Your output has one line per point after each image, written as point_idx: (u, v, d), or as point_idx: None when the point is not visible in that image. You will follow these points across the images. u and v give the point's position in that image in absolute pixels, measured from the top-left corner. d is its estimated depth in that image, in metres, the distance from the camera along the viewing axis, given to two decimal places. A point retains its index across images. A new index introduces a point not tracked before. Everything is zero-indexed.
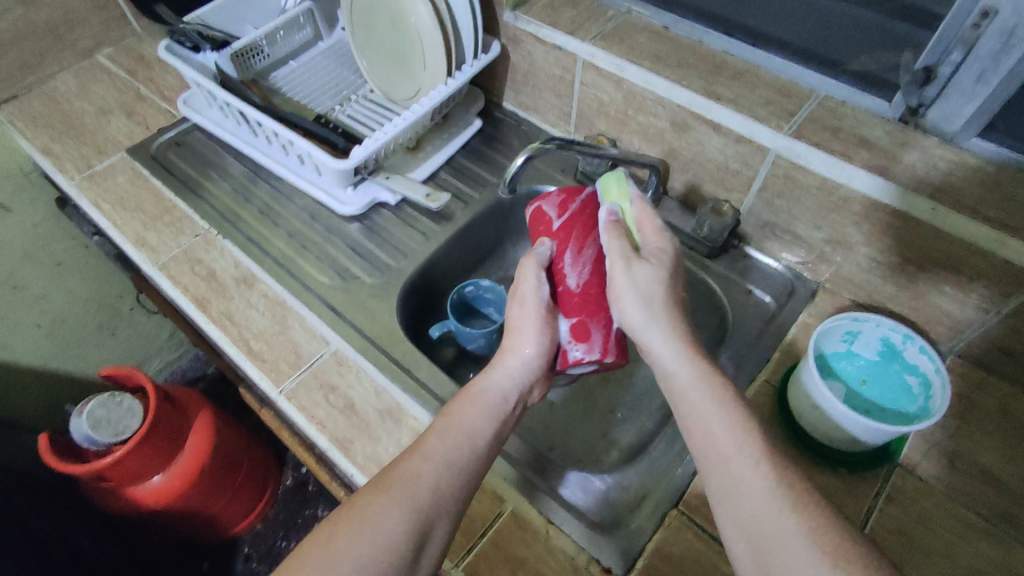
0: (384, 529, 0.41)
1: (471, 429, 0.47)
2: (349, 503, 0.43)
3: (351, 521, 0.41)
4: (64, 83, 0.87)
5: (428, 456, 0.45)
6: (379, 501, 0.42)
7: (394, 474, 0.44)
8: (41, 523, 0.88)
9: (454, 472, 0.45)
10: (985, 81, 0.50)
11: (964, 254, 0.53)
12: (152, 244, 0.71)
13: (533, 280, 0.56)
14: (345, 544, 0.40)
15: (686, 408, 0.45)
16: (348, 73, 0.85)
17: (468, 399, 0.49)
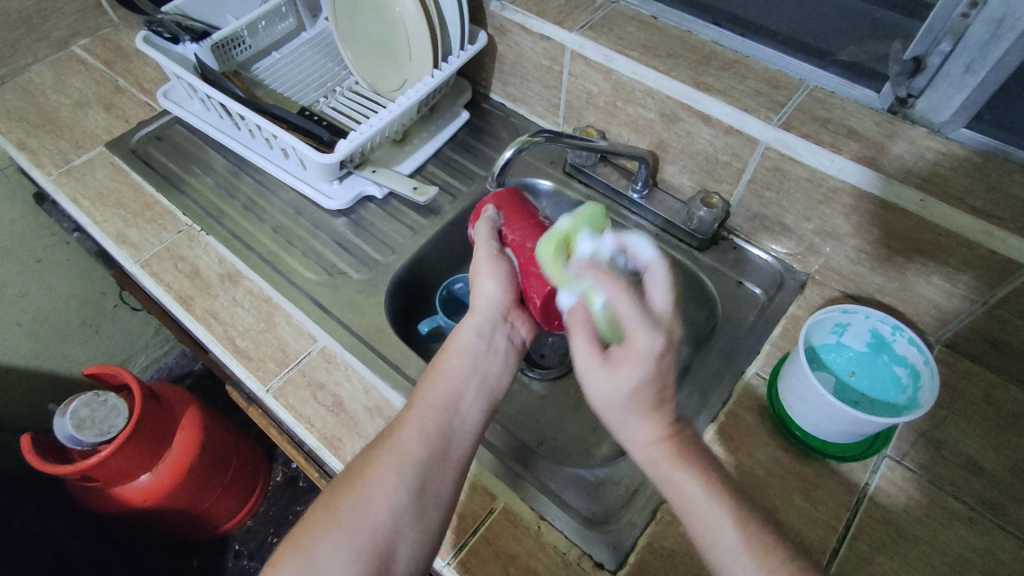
0: (382, 485, 0.42)
1: (457, 374, 0.48)
2: (348, 469, 0.44)
3: (347, 483, 0.42)
4: (40, 75, 0.85)
5: (419, 407, 0.46)
6: (374, 459, 0.43)
7: (389, 431, 0.45)
8: (27, 524, 0.87)
9: (446, 426, 0.45)
10: (973, 72, 0.50)
11: (953, 245, 0.53)
12: (134, 241, 0.70)
13: (485, 230, 0.55)
14: (342, 509, 0.41)
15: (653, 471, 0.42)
16: (332, 64, 0.84)
17: (456, 347, 0.50)
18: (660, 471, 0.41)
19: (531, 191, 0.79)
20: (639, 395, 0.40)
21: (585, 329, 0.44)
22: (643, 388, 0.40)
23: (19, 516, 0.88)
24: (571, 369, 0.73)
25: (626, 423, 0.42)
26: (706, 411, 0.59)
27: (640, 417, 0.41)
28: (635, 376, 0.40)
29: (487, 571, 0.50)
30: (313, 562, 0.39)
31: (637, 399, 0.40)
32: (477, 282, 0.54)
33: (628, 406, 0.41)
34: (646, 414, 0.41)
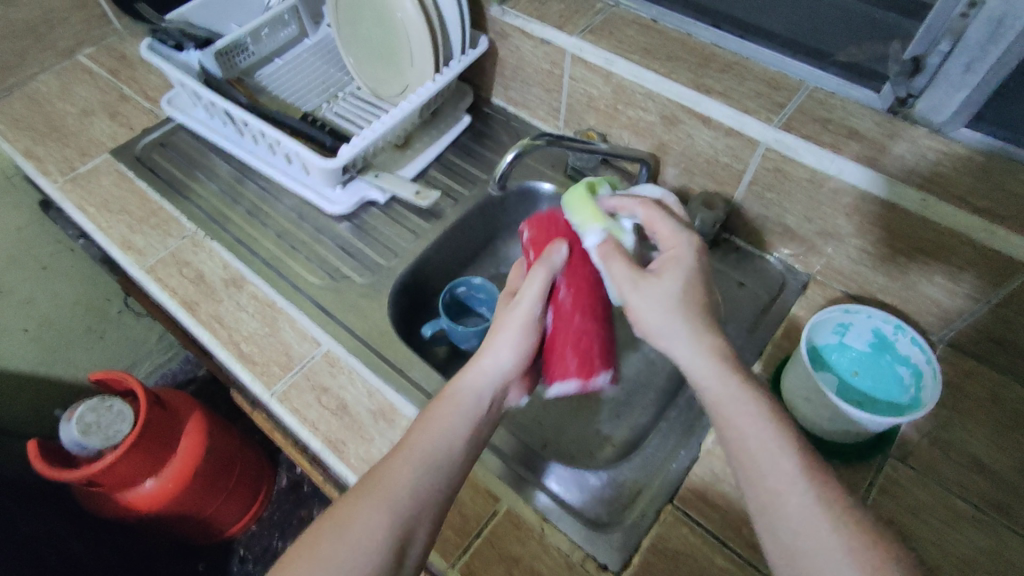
0: (365, 530, 0.40)
1: (447, 425, 0.46)
2: (332, 510, 0.42)
3: (332, 522, 0.41)
4: (45, 83, 0.86)
5: (405, 454, 0.44)
6: (363, 502, 0.41)
7: (374, 475, 0.43)
8: (34, 530, 0.88)
9: (432, 472, 0.44)
10: (973, 71, 0.50)
11: (956, 244, 0.53)
12: (139, 247, 0.70)
13: (538, 285, 0.52)
14: (325, 551, 0.39)
15: (710, 396, 0.42)
16: (334, 70, 0.84)
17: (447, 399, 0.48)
18: (726, 388, 0.41)
19: (533, 195, 0.80)
20: (690, 297, 0.45)
21: (620, 255, 0.49)
22: (693, 290, 0.45)
23: (25, 520, 0.88)
24: None
25: (680, 336, 0.44)
26: (709, 412, 0.59)
27: (696, 326, 0.44)
28: (678, 284, 0.45)
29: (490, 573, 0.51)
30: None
31: (689, 304, 0.45)
32: (494, 339, 0.51)
33: (683, 310, 0.44)
34: (699, 336, 0.43)
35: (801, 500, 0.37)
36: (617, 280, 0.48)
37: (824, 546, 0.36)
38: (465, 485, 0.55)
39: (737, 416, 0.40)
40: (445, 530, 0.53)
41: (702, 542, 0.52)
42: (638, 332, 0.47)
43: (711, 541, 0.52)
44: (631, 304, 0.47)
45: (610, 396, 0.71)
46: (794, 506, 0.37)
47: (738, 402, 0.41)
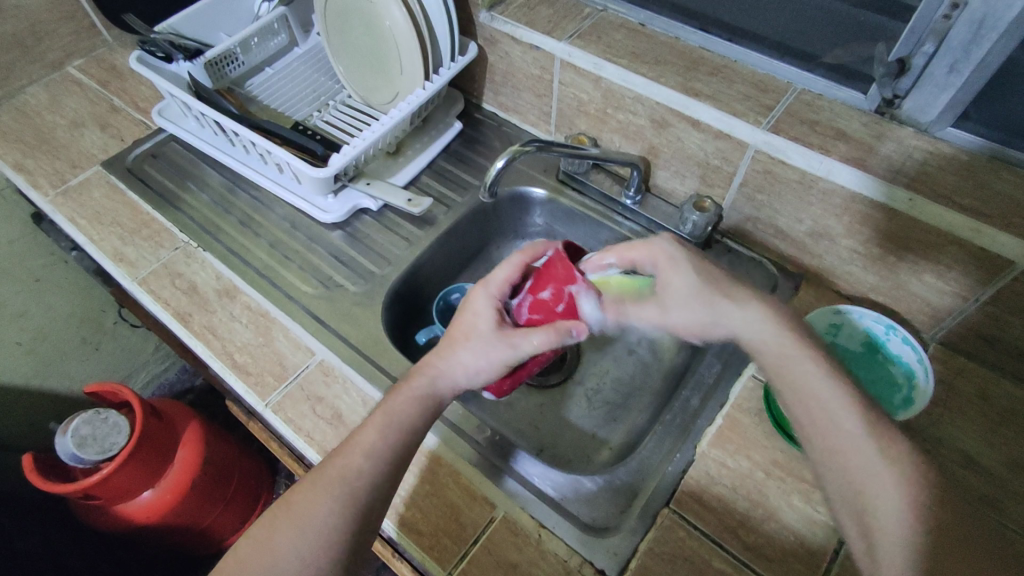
0: (319, 526, 0.44)
1: (426, 396, 0.49)
2: (285, 501, 0.46)
3: (288, 522, 0.44)
4: (35, 96, 0.86)
5: (380, 424, 0.47)
6: (311, 496, 0.45)
7: (328, 462, 0.46)
8: (30, 544, 0.87)
9: (400, 449, 0.47)
10: (957, 72, 0.51)
11: (944, 243, 0.54)
12: (131, 259, 0.70)
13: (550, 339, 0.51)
14: (281, 546, 0.43)
15: (777, 360, 0.49)
16: (325, 79, 0.84)
17: (430, 372, 0.50)
18: (781, 351, 0.49)
19: (525, 200, 0.80)
20: (704, 278, 0.54)
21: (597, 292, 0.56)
22: (699, 272, 0.54)
23: (21, 533, 0.88)
24: (570, 377, 0.73)
25: (731, 313, 0.53)
26: (704, 414, 0.59)
27: (742, 301, 0.53)
28: (691, 271, 0.54)
29: None
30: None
31: (706, 285, 0.54)
32: (474, 361, 0.50)
33: (703, 290, 0.54)
34: (726, 296, 0.53)
35: (850, 441, 0.44)
36: (642, 313, 0.58)
37: (879, 493, 0.42)
38: (461, 492, 0.55)
39: (808, 379, 0.47)
40: (442, 539, 0.53)
41: (699, 545, 0.51)
42: (698, 337, 0.56)
43: (708, 543, 0.51)
44: (678, 321, 0.56)
45: (605, 399, 0.72)
46: (848, 446, 0.44)
47: (801, 363, 0.48)
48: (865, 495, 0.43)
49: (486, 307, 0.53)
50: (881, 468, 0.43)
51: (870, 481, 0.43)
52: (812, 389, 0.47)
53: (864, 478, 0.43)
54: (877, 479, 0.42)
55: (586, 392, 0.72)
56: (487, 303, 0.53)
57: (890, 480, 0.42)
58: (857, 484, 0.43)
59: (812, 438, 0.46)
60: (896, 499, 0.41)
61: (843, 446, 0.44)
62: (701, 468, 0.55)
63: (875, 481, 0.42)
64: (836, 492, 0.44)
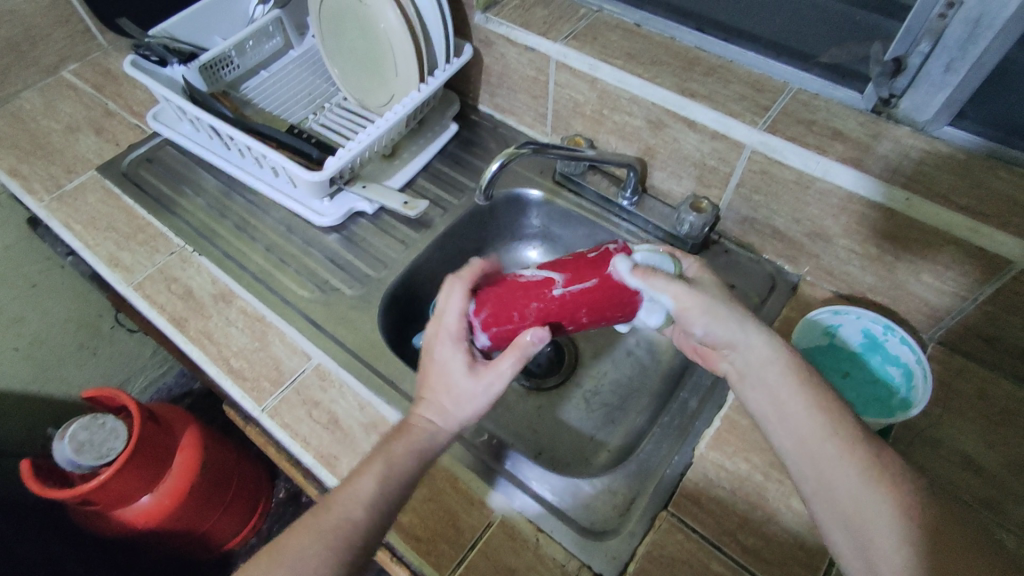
0: (324, 559, 0.43)
1: (422, 450, 0.47)
2: (281, 543, 0.44)
3: (291, 551, 0.43)
4: (30, 101, 0.86)
5: (375, 478, 0.46)
6: (309, 543, 0.43)
7: (326, 509, 0.44)
8: (29, 549, 0.87)
9: (395, 500, 0.46)
10: (953, 71, 0.50)
11: (941, 242, 0.53)
12: (127, 264, 0.70)
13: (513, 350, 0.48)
14: (283, 574, 0.42)
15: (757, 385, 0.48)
16: (320, 81, 0.84)
17: (420, 429, 0.48)
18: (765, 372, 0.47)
19: (522, 202, 0.79)
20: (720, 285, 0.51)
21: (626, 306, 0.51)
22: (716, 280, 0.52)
23: (20, 540, 0.88)
24: (568, 378, 0.74)
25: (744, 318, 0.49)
26: (702, 416, 0.59)
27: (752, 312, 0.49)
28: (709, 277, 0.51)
29: None
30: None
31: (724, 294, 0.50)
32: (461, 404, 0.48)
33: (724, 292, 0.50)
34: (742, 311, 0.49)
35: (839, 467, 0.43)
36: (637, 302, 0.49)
37: (867, 516, 0.41)
38: (459, 496, 0.55)
39: (785, 400, 0.46)
40: (439, 544, 0.52)
41: (697, 548, 0.51)
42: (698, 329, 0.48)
43: (707, 546, 0.51)
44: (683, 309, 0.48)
45: (603, 401, 0.71)
46: (839, 470, 0.43)
47: (777, 382, 0.47)
48: (858, 526, 0.41)
49: (455, 352, 0.49)
50: (866, 492, 0.41)
51: (865, 509, 0.41)
52: (794, 411, 0.45)
53: (860, 507, 0.41)
54: (865, 507, 0.41)
55: (584, 394, 0.72)
56: (455, 347, 0.49)
57: (883, 506, 0.40)
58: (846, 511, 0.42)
59: (802, 462, 0.44)
60: (891, 531, 0.40)
61: (824, 474, 0.43)
62: (700, 471, 0.55)
63: (863, 507, 0.41)
64: (833, 526, 0.43)
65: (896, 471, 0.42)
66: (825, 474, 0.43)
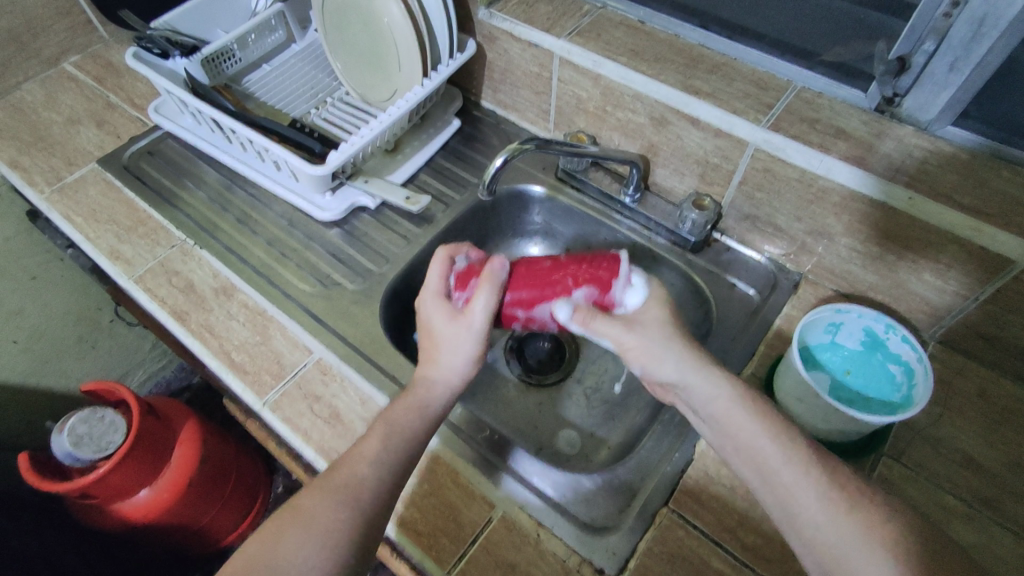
0: (330, 530, 0.44)
1: (428, 406, 0.51)
2: (293, 506, 0.45)
3: (296, 524, 0.44)
4: (30, 92, 0.85)
5: (382, 433, 0.49)
6: (320, 501, 0.45)
7: (335, 471, 0.47)
8: (27, 542, 0.87)
9: (403, 454, 0.49)
10: (957, 70, 0.50)
11: (943, 241, 0.54)
12: (128, 257, 0.70)
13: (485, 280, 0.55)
14: (288, 548, 0.43)
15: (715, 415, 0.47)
16: (322, 75, 0.84)
17: (423, 382, 0.53)
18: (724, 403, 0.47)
19: (524, 197, 0.79)
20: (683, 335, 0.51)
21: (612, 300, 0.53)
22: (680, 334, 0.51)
23: (18, 533, 0.87)
24: (568, 375, 0.74)
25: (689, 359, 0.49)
26: None
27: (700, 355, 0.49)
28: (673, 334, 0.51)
29: None
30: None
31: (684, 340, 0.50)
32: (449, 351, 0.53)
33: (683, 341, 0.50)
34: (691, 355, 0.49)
35: (809, 503, 0.42)
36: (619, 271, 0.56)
37: (835, 540, 0.40)
38: (459, 490, 0.55)
39: (742, 429, 0.46)
40: (440, 538, 0.53)
41: (698, 545, 0.51)
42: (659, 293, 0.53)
43: (707, 542, 0.51)
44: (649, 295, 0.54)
45: (604, 398, 0.71)
46: (813, 508, 0.42)
47: (736, 412, 0.46)
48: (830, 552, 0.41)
49: (437, 307, 0.55)
50: (832, 515, 0.41)
51: (844, 546, 0.40)
52: (756, 438, 0.45)
53: (826, 533, 0.41)
54: (832, 530, 0.41)
55: (584, 391, 0.72)
56: (436, 305, 0.55)
57: (861, 542, 0.40)
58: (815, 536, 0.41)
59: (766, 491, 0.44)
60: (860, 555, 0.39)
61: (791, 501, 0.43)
62: (700, 467, 0.55)
63: (829, 531, 0.41)
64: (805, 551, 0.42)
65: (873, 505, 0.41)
66: (790, 501, 0.43)
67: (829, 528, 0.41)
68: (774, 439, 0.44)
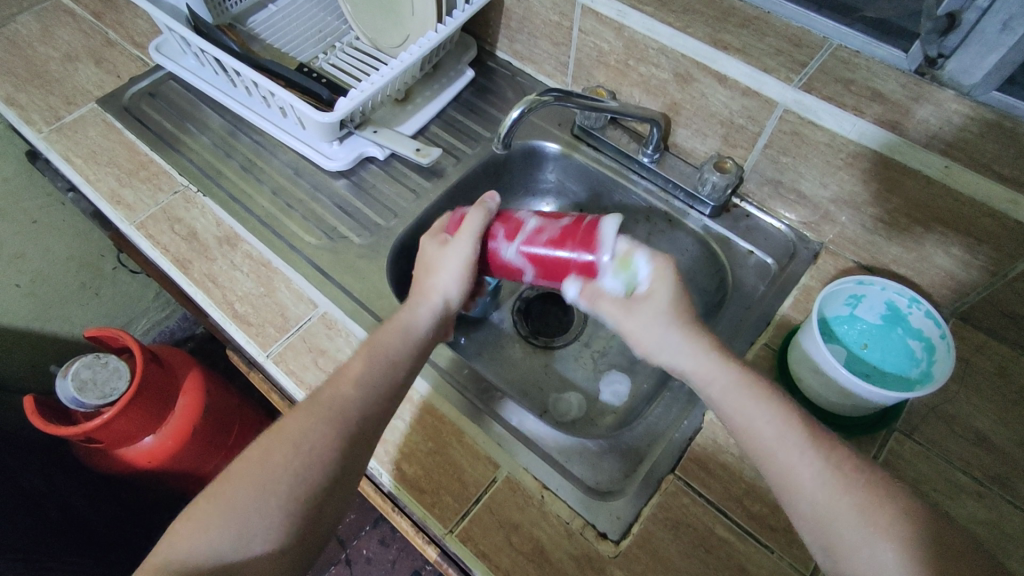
0: (316, 449, 0.44)
1: (412, 325, 0.51)
2: (278, 425, 0.46)
3: (283, 444, 0.45)
4: (26, 26, 0.82)
5: (367, 353, 0.49)
6: (306, 421, 0.45)
7: (322, 393, 0.47)
8: (34, 482, 0.88)
9: (387, 378, 0.48)
10: (1010, 30, 0.47)
11: (976, 214, 0.51)
12: (129, 202, 0.68)
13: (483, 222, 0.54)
14: (275, 464, 0.44)
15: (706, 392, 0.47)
16: (331, 18, 0.80)
17: (411, 307, 0.52)
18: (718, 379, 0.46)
19: (538, 154, 0.77)
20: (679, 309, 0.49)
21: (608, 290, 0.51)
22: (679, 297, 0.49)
23: (25, 472, 0.88)
24: (576, 338, 0.73)
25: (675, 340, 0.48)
26: None
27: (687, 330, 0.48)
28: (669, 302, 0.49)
29: (490, 538, 0.50)
30: (245, 518, 0.42)
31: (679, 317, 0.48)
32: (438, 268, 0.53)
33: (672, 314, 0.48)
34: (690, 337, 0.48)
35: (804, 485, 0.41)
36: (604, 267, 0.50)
37: (835, 510, 0.40)
38: (465, 450, 0.55)
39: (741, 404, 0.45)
40: (444, 496, 0.52)
41: (703, 512, 0.51)
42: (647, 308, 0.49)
43: (712, 510, 0.51)
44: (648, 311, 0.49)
45: (611, 362, 0.70)
46: (810, 487, 0.41)
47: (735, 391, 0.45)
48: (829, 525, 0.40)
49: (430, 239, 0.55)
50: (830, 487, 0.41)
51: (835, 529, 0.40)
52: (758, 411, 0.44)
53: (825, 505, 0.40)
54: (832, 502, 0.40)
55: (592, 354, 0.71)
56: (433, 239, 0.55)
57: (852, 527, 0.39)
58: (813, 506, 0.41)
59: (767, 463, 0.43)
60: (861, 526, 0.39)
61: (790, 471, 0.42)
62: (709, 436, 0.54)
63: (827, 501, 0.40)
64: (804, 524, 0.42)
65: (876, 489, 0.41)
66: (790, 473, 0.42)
67: (822, 500, 0.41)
68: (771, 410, 0.44)
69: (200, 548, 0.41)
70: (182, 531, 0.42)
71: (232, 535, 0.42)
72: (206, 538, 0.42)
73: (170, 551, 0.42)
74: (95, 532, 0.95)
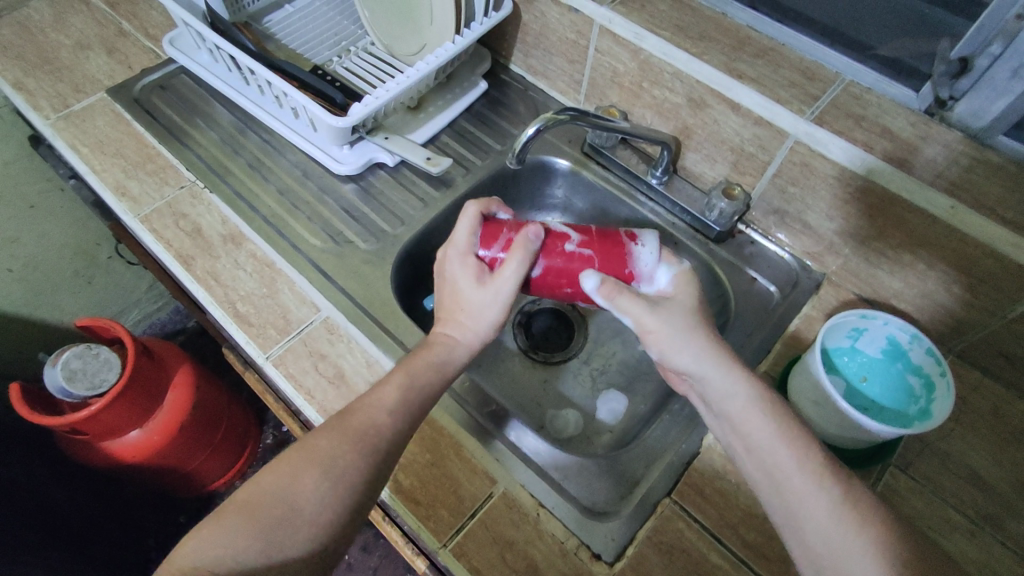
0: (348, 469, 0.44)
1: (450, 350, 0.51)
2: (306, 440, 0.45)
3: (313, 462, 0.44)
4: (38, 11, 0.81)
5: (402, 377, 0.48)
6: (335, 440, 0.45)
7: (351, 412, 0.46)
8: (13, 471, 0.86)
9: (423, 398, 0.48)
10: (1020, 77, 0.48)
11: (979, 255, 0.52)
12: (134, 194, 0.67)
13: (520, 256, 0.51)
14: (305, 483, 0.43)
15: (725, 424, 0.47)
16: (347, 22, 0.80)
17: (450, 330, 0.52)
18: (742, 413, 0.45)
19: (547, 169, 0.77)
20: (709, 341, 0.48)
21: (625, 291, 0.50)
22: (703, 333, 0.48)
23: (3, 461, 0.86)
24: (576, 355, 0.73)
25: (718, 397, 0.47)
26: None
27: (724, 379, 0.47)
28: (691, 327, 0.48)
29: (484, 555, 0.50)
30: (274, 537, 0.42)
31: (712, 358, 0.47)
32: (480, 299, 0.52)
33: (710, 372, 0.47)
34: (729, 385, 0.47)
35: (811, 511, 0.41)
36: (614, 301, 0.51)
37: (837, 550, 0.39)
38: (462, 464, 0.54)
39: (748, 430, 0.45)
40: (439, 510, 0.52)
41: (698, 538, 0.51)
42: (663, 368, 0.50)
43: (707, 536, 0.51)
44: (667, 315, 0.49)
45: (610, 381, 0.70)
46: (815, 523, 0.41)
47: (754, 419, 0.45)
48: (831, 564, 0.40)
49: (466, 266, 0.52)
50: (832, 529, 0.40)
51: (836, 550, 0.40)
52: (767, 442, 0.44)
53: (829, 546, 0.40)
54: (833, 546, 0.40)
55: (590, 372, 0.71)
56: (465, 261, 0.52)
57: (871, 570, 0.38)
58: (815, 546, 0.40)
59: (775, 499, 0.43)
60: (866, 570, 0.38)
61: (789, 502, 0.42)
62: (707, 461, 0.54)
63: (830, 542, 0.40)
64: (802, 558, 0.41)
65: (876, 520, 0.40)
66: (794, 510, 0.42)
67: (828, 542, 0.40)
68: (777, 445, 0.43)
69: (225, 561, 0.40)
70: (210, 541, 0.41)
71: (257, 553, 0.41)
72: (229, 550, 0.41)
73: (189, 561, 0.41)
74: (70, 525, 0.92)
